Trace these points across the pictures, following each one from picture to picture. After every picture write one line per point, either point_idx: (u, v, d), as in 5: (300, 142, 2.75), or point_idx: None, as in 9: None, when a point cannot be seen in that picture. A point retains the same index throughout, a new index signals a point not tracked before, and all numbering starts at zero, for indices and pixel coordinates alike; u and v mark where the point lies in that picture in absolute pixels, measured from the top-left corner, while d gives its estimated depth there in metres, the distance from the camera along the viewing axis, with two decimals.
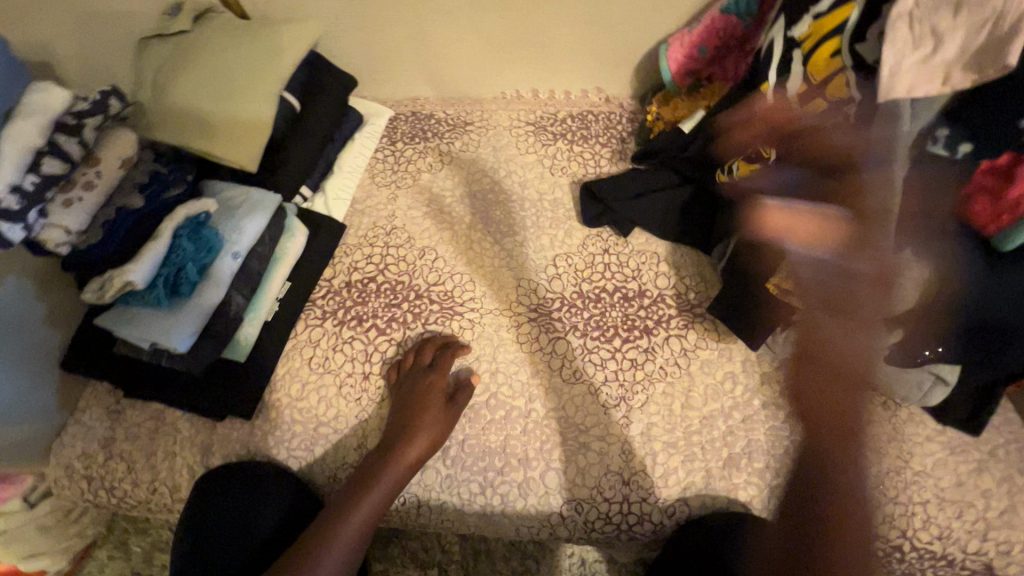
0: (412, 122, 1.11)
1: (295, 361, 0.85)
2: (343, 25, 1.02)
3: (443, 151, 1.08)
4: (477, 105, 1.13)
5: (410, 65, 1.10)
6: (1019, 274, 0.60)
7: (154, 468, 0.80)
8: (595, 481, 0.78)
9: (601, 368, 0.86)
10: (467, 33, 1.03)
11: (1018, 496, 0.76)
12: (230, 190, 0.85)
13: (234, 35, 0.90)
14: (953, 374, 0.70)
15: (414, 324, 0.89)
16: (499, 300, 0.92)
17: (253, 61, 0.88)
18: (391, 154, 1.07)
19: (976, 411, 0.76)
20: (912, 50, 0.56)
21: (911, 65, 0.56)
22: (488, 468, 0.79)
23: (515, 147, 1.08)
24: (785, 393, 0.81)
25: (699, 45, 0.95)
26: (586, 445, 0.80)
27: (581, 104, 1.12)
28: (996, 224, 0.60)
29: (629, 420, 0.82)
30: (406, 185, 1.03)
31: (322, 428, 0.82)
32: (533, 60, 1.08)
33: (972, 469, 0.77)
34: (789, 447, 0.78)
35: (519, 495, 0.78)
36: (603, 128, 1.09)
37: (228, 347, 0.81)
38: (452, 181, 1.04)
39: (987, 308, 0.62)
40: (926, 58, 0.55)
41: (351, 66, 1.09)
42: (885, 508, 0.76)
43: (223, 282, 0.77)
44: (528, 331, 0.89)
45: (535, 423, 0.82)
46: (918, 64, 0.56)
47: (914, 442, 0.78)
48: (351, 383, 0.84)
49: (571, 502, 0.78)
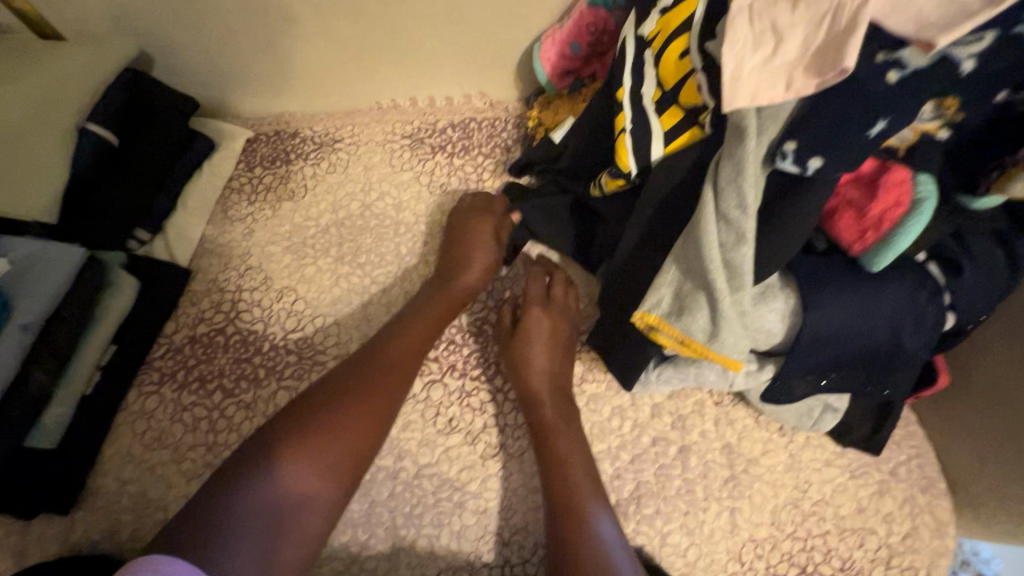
0: (272, 142, 0.98)
1: (126, 436, 0.74)
2: (174, 39, 0.89)
3: (307, 174, 0.95)
4: (347, 118, 1.01)
5: (265, 79, 0.97)
6: (888, 298, 0.56)
7: None
8: (472, 544, 0.71)
9: (479, 413, 0.77)
10: (320, 40, 0.92)
11: (920, 517, 0.71)
12: (24, 247, 0.72)
13: (23, 59, 0.77)
14: (841, 399, 0.67)
15: (269, 380, 0.79)
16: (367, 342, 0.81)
17: (47, 90, 0.75)
18: (249, 183, 0.94)
19: (875, 432, 0.70)
20: (753, 50, 0.47)
21: (752, 64, 0.47)
22: (352, 541, 0.71)
23: (390, 164, 0.97)
24: (676, 426, 0.74)
25: (571, 43, 0.85)
26: (461, 503, 0.72)
27: (462, 110, 1.01)
28: (861, 241, 0.54)
29: (508, 471, 0.73)
30: (264, 217, 0.91)
31: (157, 514, 0.71)
32: (402, 66, 0.97)
33: (872, 492, 0.71)
34: (681, 486, 0.71)
35: (387, 568, 0.70)
36: (487, 137, 0.99)
37: (33, 432, 0.69)
38: (317, 207, 0.93)
39: (862, 335, 0.57)
40: (768, 58, 0.47)
41: (197, 84, 0.96)
42: (783, 545, 0.69)
43: (10, 360, 0.65)
44: None
45: (404, 483, 0.73)
46: (760, 66, 0.47)
47: (812, 469, 0.72)
48: (192, 458, 0.73)
49: (445, 571, 0.70)
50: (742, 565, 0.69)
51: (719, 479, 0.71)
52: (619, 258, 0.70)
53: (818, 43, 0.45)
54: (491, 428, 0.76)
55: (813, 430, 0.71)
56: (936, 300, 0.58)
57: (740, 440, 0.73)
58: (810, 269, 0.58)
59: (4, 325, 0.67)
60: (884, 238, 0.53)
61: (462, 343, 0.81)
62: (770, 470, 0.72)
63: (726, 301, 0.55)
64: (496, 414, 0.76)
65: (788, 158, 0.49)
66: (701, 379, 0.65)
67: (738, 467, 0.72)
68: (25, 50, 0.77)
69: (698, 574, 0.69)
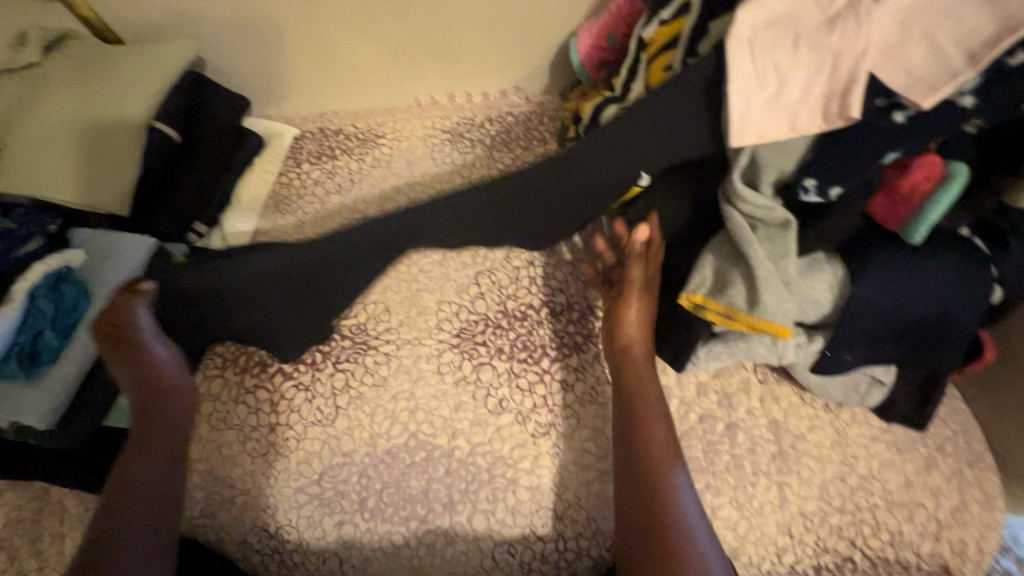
0: (318, 140, 1.00)
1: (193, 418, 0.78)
2: (226, 42, 0.93)
3: (352, 169, 0.98)
4: (388, 116, 1.04)
5: (310, 79, 1.01)
6: (937, 269, 0.57)
7: (39, 555, 0.72)
8: (526, 519, 0.73)
9: (529, 394, 0.78)
10: (364, 40, 0.95)
11: (968, 491, 0.72)
12: (101, 241, 0.77)
13: (92, 62, 0.81)
14: (888, 373, 0.68)
15: (324, 364, 0.80)
16: (418, 327, 0.83)
17: (114, 91, 0.79)
18: (297, 178, 0.97)
19: (921, 406, 0.71)
20: (760, 90, 0.51)
21: (762, 105, 0.51)
22: (411, 516, 0.73)
23: (431, 157, 0.99)
24: (722, 403, 0.75)
25: (608, 35, 0.88)
26: (515, 480, 0.74)
27: (499, 105, 1.03)
28: (896, 217, 0.56)
29: (559, 450, 0.76)
30: (313, 210, 0.94)
31: (227, 490, 0.75)
32: (441, 63, 1.00)
33: (920, 467, 0.73)
34: (730, 463, 0.73)
35: (445, 542, 0.73)
36: (524, 130, 1.01)
37: (110, 413, 0.74)
38: (363, 200, 0.96)
39: (913, 306, 0.58)
40: (776, 99, 0.51)
41: (246, 85, 1.00)
42: (833, 518, 0.71)
43: (91, 346, 0.70)
44: (450, 359, 0.81)
45: (459, 461, 0.75)
46: (767, 106, 0.51)
47: (860, 445, 0.73)
48: (256, 438, 0.76)
49: (502, 545, 0.73)
50: (792, 538, 0.70)
51: (767, 455, 0.73)
52: (663, 240, 0.73)
53: (821, 89, 0.50)
54: (541, 408, 0.78)
55: (860, 406, 0.72)
56: (984, 271, 0.59)
57: (786, 416, 0.75)
58: (854, 244, 0.60)
59: (86, 310, 0.71)
60: (915, 212, 0.55)
61: (509, 328, 0.82)
62: (817, 446, 0.73)
63: (767, 277, 0.57)
64: (546, 395, 0.78)
65: (810, 191, 0.56)
66: (750, 355, 0.65)
67: (786, 443, 0.73)
68: (93, 53, 0.82)
69: (748, 546, 0.71)
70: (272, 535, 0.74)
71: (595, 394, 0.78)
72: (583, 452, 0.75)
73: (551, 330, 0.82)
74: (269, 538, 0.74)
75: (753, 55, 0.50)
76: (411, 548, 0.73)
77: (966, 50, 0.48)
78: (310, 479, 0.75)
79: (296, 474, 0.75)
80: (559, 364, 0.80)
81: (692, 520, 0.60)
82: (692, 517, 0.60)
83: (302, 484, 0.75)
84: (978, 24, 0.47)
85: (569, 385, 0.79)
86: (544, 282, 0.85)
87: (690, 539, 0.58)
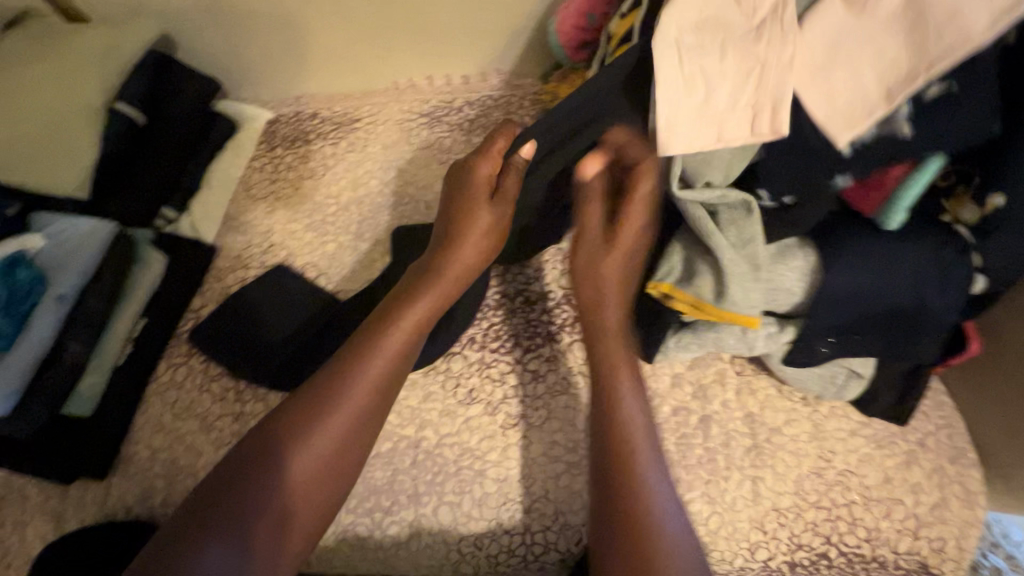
0: (292, 124, 0.98)
1: (155, 407, 0.76)
2: (194, 22, 0.91)
3: (326, 154, 0.95)
4: (364, 99, 1.01)
5: (284, 63, 0.98)
6: (913, 256, 0.55)
7: (1, 543, 0.71)
8: (493, 512, 0.71)
9: (499, 385, 0.77)
10: (337, 19, 0.92)
11: (948, 487, 0.70)
12: (57, 224, 0.74)
13: (51, 40, 0.78)
14: (866, 365, 0.65)
15: (292, 353, 0.78)
16: None
17: (73, 71, 0.77)
18: (269, 163, 0.94)
19: (901, 400, 0.68)
20: (688, 96, 0.53)
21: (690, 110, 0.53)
22: (375, 508, 0.72)
23: (407, 143, 0.96)
24: (697, 395, 0.73)
25: (587, 14, 0.84)
26: (483, 473, 0.73)
27: (478, 89, 1.00)
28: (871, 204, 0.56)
29: (528, 441, 0.74)
30: (286, 196, 0.92)
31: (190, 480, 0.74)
32: (418, 44, 0.97)
33: (899, 462, 0.70)
34: (703, 456, 0.71)
35: (411, 534, 0.71)
36: (504, 113, 0.97)
37: (70, 401, 0.72)
38: (337, 186, 0.93)
39: (889, 295, 0.56)
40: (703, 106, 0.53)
41: (217, 67, 0.98)
42: (807, 514, 0.69)
43: (47, 331, 0.68)
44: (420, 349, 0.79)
45: (426, 452, 0.74)
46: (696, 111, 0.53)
47: (838, 439, 0.71)
48: (220, 428, 0.75)
49: (468, 538, 0.71)
50: (765, 533, 0.68)
51: (741, 448, 0.71)
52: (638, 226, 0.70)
53: (748, 100, 0.53)
54: (511, 399, 0.76)
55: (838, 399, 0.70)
56: (965, 258, 0.56)
57: (762, 409, 0.72)
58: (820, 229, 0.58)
59: (43, 294, 0.70)
60: (892, 197, 0.54)
61: (482, 317, 0.80)
62: (793, 439, 0.71)
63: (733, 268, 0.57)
64: (516, 385, 0.76)
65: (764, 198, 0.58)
66: (721, 345, 0.63)
67: (761, 437, 0.71)
68: (54, 32, 0.79)
69: (720, 542, 0.69)
70: None
71: (566, 384, 0.76)
72: (552, 444, 0.73)
73: (523, 319, 0.80)
74: None
75: (680, 58, 0.52)
76: (374, 541, 0.71)
77: (885, 87, 0.50)
78: None
79: None
80: (531, 354, 0.78)
81: (676, 526, 0.57)
82: (664, 497, 0.58)
83: None
84: (927, 41, 0.48)
85: (541, 376, 0.77)
86: (519, 271, 0.83)
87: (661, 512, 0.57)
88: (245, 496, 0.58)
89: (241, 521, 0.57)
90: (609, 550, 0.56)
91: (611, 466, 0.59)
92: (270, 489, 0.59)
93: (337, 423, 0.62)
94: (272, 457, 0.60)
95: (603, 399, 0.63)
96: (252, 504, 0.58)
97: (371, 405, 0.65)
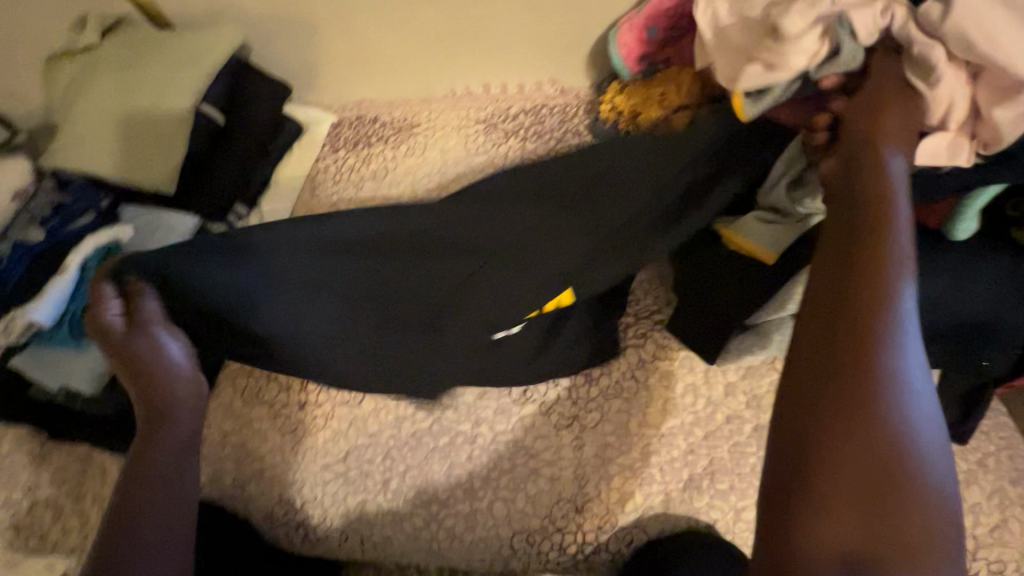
0: (355, 127, 1.02)
1: (227, 392, 0.81)
2: (270, 29, 0.96)
3: (387, 157, 0.99)
4: (424, 105, 1.05)
5: (349, 70, 1.02)
6: (986, 273, 0.55)
7: (82, 514, 0.75)
8: (546, 510, 0.73)
9: (553, 386, 0.78)
10: (404, 29, 0.96)
11: (1010, 510, 0.68)
12: (144, 217, 0.79)
13: (144, 43, 0.84)
14: (930, 382, 0.65)
15: None
16: None
17: (164, 73, 0.82)
18: (333, 165, 0.98)
19: (961, 418, 0.68)
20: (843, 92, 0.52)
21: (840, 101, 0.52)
22: (432, 499, 0.75)
23: (464, 148, 0.99)
24: (750, 404, 0.74)
25: (648, 27, 0.86)
26: (537, 471, 0.75)
27: (533, 98, 1.02)
28: (935, 216, 0.56)
29: (581, 443, 0.75)
30: (349, 196, 0.96)
31: (257, 463, 0.77)
32: (478, 53, 1.00)
33: (958, 481, 0.70)
34: (755, 464, 0.72)
35: (466, 527, 0.74)
36: (559, 122, 1.00)
37: None
38: (397, 188, 0.97)
39: (957, 309, 0.56)
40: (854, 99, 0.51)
41: (287, 72, 1.03)
42: None
43: None
44: None
45: (481, 448, 0.76)
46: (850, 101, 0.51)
47: None
48: (286, 414, 0.79)
49: (521, 534, 0.73)
50: None
51: None
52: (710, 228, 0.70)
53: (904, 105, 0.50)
54: (565, 400, 0.77)
55: None
56: None
57: None
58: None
59: None
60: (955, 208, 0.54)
61: None
62: None
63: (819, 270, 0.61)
64: (570, 387, 0.78)
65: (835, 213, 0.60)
66: None
67: None
68: (147, 37, 0.84)
69: None
70: (297, 510, 0.76)
71: (620, 388, 0.77)
72: (605, 446, 0.75)
73: None
74: (295, 512, 0.76)
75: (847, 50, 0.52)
76: (430, 531, 0.74)
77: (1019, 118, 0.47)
78: (336, 457, 0.77)
79: (324, 451, 0.77)
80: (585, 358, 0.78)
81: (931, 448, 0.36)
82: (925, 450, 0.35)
83: (328, 461, 0.77)
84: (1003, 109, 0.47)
85: (594, 379, 0.78)
86: None
87: (913, 457, 0.35)
88: (149, 511, 0.52)
89: (141, 547, 0.50)
90: (837, 487, 0.36)
91: (833, 393, 0.37)
92: (150, 507, 0.52)
93: (164, 438, 0.55)
94: (148, 477, 0.53)
95: (846, 312, 0.39)
96: (153, 530, 0.51)
97: (172, 396, 0.57)
